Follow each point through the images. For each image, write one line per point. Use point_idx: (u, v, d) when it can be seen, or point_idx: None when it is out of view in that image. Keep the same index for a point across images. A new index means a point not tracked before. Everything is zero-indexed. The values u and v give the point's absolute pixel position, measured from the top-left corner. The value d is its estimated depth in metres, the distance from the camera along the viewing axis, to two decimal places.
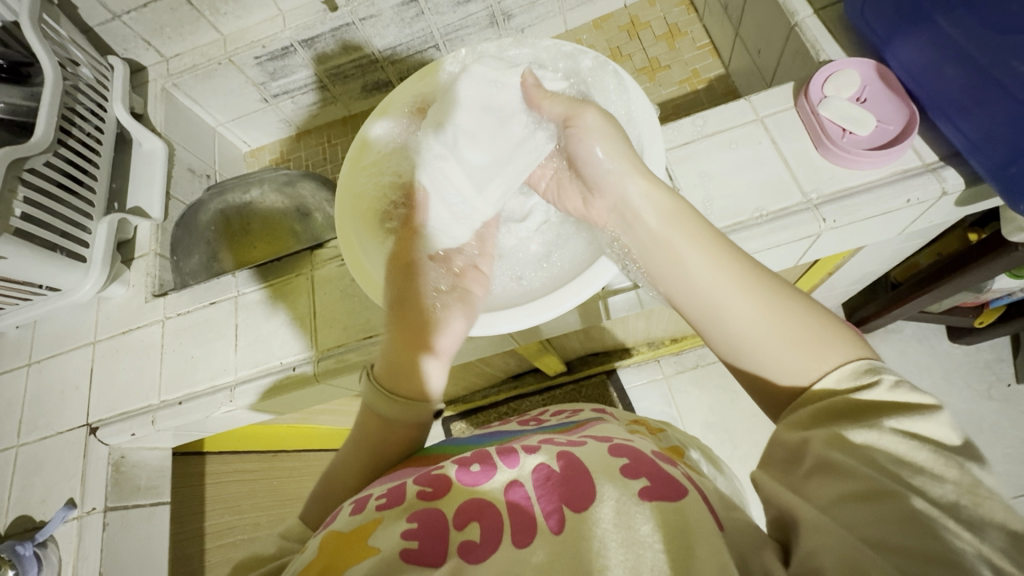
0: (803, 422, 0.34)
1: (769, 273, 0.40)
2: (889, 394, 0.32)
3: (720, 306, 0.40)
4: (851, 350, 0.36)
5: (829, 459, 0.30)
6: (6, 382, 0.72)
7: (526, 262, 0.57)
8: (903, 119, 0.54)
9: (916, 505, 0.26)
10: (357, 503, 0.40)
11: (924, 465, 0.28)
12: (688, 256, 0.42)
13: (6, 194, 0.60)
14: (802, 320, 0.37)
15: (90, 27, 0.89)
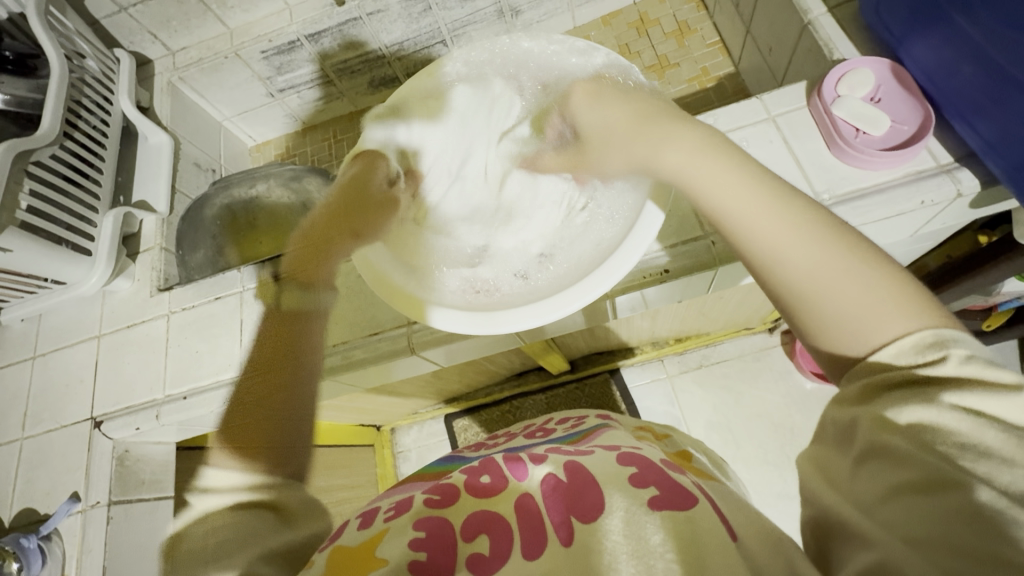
0: (853, 397, 0.31)
1: (829, 221, 0.35)
2: (955, 369, 0.28)
3: (765, 261, 0.35)
4: (922, 316, 0.31)
5: (881, 444, 0.28)
6: (12, 374, 0.72)
7: (535, 261, 0.56)
8: (918, 119, 0.53)
9: (979, 499, 0.24)
10: (364, 517, 0.40)
11: (991, 447, 0.25)
12: (730, 203, 0.37)
13: (11, 187, 0.60)
14: (865, 275, 0.32)
15: (97, 20, 0.89)
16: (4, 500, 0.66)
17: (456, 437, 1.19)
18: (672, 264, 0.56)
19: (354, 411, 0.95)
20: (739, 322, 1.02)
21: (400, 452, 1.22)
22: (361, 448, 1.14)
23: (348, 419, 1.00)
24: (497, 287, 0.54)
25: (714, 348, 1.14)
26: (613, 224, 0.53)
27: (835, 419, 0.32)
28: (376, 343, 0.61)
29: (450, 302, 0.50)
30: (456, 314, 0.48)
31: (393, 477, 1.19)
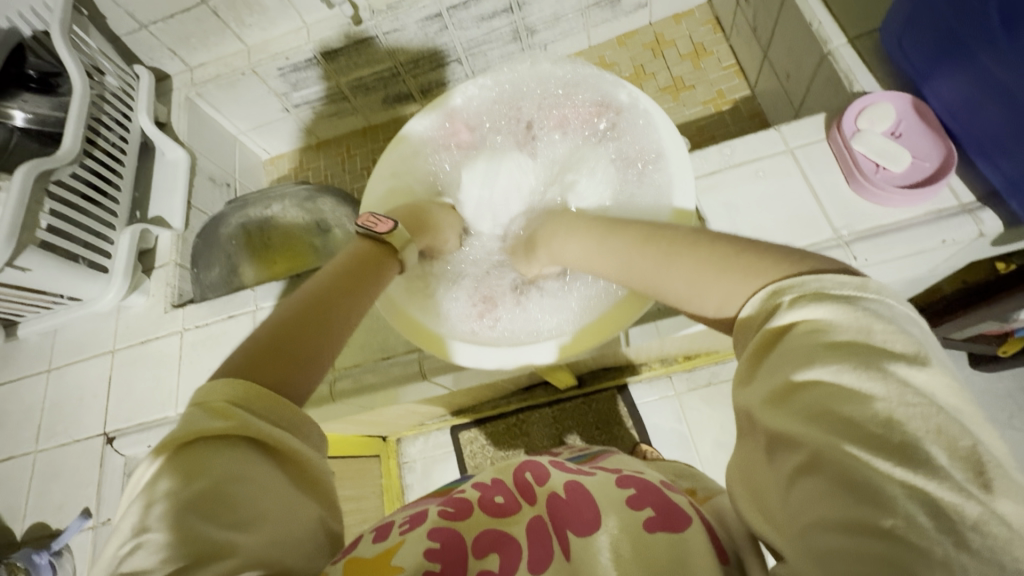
0: (741, 379, 0.28)
1: (660, 228, 0.40)
2: (798, 311, 0.26)
3: (630, 284, 0.41)
4: (748, 272, 0.30)
5: (769, 427, 0.25)
6: (27, 387, 0.73)
7: (544, 298, 0.58)
8: (940, 156, 0.53)
9: (849, 455, 0.21)
10: (378, 532, 0.38)
11: (852, 386, 0.23)
12: (590, 263, 0.47)
13: (32, 207, 0.61)
14: (682, 260, 0.35)
15: (118, 37, 0.90)
16: (16, 513, 0.66)
17: (462, 450, 1.19)
18: None
19: (361, 424, 0.95)
20: None
21: (405, 463, 1.22)
22: (368, 459, 1.14)
23: (356, 431, 1.00)
24: (496, 322, 0.56)
25: (723, 366, 1.12)
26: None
27: (735, 409, 0.28)
28: (387, 366, 0.61)
29: (465, 337, 0.51)
30: (466, 349, 0.48)
31: (398, 489, 1.19)
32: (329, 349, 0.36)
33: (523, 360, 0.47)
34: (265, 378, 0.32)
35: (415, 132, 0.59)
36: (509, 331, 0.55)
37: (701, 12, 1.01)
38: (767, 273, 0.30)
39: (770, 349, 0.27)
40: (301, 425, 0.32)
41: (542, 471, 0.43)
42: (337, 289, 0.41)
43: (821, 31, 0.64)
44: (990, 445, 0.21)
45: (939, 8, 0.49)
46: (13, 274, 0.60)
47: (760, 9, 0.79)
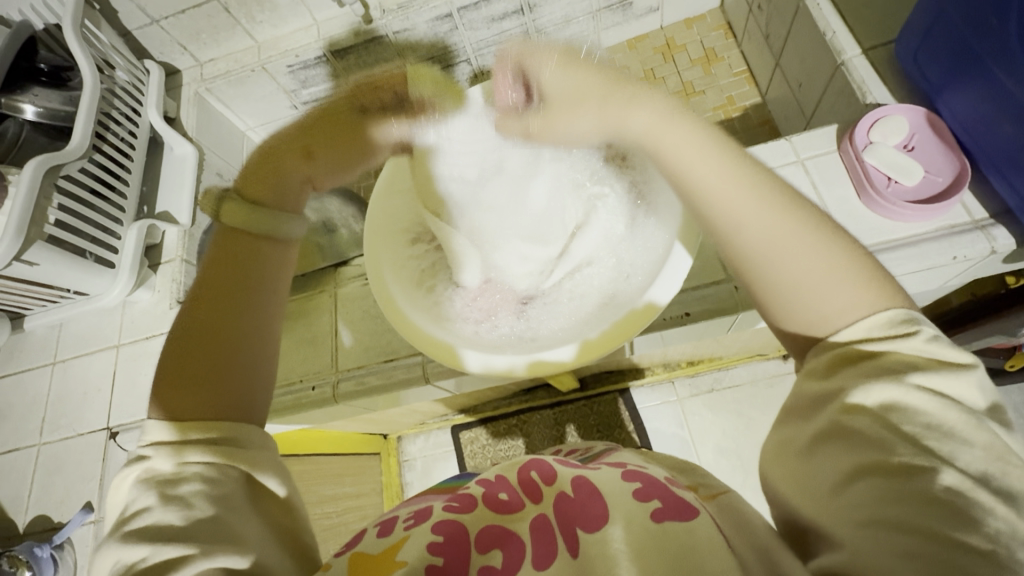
0: (818, 373, 0.31)
1: (790, 190, 0.36)
2: (926, 347, 0.29)
3: (722, 218, 0.36)
4: (873, 293, 0.31)
5: (844, 424, 0.27)
6: (32, 380, 0.74)
7: (546, 301, 0.54)
8: (953, 171, 0.52)
9: (944, 482, 0.24)
10: (383, 526, 0.39)
11: (955, 426, 0.25)
12: (702, 174, 0.37)
13: (41, 201, 0.61)
14: (816, 242, 0.33)
15: (128, 31, 0.91)
16: (19, 505, 0.67)
17: (462, 450, 1.19)
18: (693, 307, 0.56)
19: (363, 422, 0.96)
20: (754, 349, 1.00)
21: (406, 461, 1.22)
22: (368, 457, 1.14)
23: (357, 429, 1.00)
24: (492, 327, 0.53)
25: (726, 372, 1.12)
26: (626, 283, 0.51)
27: (798, 398, 0.32)
28: (391, 370, 0.61)
29: (476, 343, 0.50)
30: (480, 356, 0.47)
31: (397, 487, 1.19)
32: (244, 354, 0.40)
33: (537, 362, 0.46)
34: (183, 404, 0.36)
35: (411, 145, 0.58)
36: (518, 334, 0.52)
37: (712, 17, 1.00)
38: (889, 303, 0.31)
39: (862, 361, 0.29)
40: (228, 425, 0.36)
41: (546, 469, 0.44)
42: (220, 289, 0.42)
43: (834, 41, 0.63)
44: (1014, 478, 0.24)
45: (954, 24, 0.49)
46: (21, 269, 0.60)
47: (773, 16, 0.79)
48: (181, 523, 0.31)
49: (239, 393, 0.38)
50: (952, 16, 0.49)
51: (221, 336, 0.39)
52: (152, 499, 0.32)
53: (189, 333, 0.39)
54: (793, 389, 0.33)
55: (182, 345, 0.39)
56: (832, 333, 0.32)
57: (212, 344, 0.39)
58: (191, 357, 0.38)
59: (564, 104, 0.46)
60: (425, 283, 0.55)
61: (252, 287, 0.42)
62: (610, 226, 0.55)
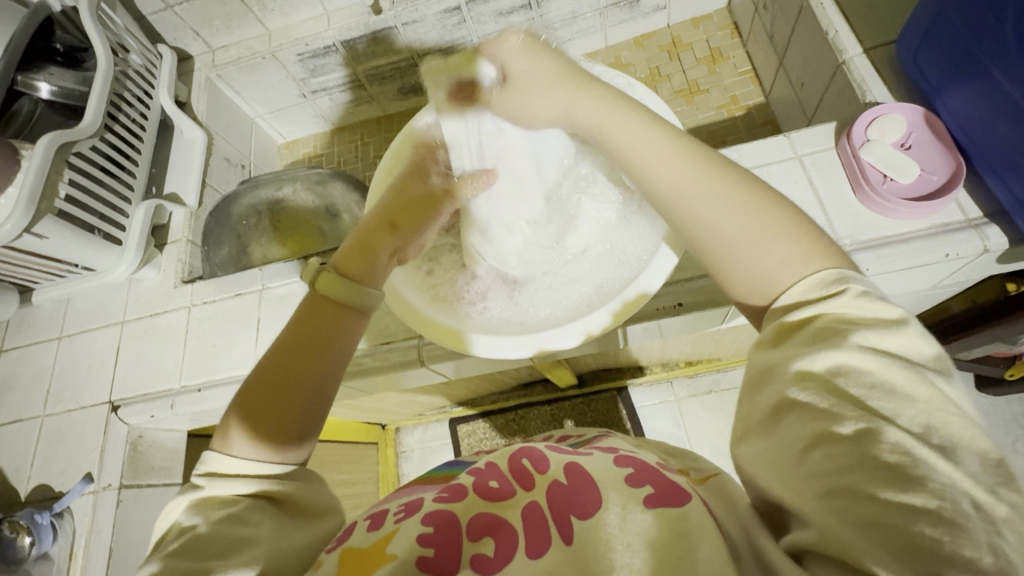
0: (767, 341, 0.31)
1: (728, 165, 0.37)
2: (856, 302, 0.29)
3: (667, 199, 0.38)
4: (806, 258, 0.33)
5: (793, 397, 0.28)
6: (38, 353, 0.75)
7: (540, 285, 0.55)
8: (948, 170, 0.52)
9: (889, 438, 0.24)
10: (373, 519, 0.39)
11: (897, 383, 0.26)
12: (638, 154, 0.39)
13: (52, 176, 0.62)
14: (750, 214, 0.34)
15: (143, 16, 0.93)
16: (21, 474, 0.68)
17: (459, 442, 1.19)
18: (685, 297, 0.57)
19: (361, 410, 0.97)
20: None
21: (403, 452, 1.23)
22: (365, 446, 1.15)
23: (356, 416, 1.01)
24: (485, 309, 0.54)
25: (725, 374, 1.12)
26: (619, 268, 0.52)
27: (747, 368, 0.32)
28: (387, 352, 0.62)
29: (483, 329, 0.50)
30: (500, 342, 0.47)
31: (394, 477, 1.21)
32: (311, 407, 0.40)
33: (544, 347, 0.46)
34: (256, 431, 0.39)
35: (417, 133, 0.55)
36: (521, 316, 0.53)
37: (719, 17, 1.01)
38: (825, 264, 0.32)
39: (808, 323, 0.30)
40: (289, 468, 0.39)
41: (538, 456, 0.43)
42: (297, 352, 0.40)
43: (836, 40, 0.64)
44: (955, 426, 0.24)
45: (954, 23, 0.49)
46: (31, 241, 0.62)
47: (778, 17, 0.79)
48: (218, 536, 0.34)
49: (298, 435, 0.39)
50: (953, 17, 0.49)
51: (289, 391, 0.39)
52: (196, 519, 0.35)
53: (260, 386, 0.40)
54: (748, 359, 0.33)
55: (253, 394, 0.40)
56: (775, 302, 0.33)
57: (281, 400, 0.39)
58: (261, 412, 0.39)
59: (523, 85, 0.46)
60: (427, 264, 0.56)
61: (337, 342, 0.42)
62: (602, 210, 0.56)
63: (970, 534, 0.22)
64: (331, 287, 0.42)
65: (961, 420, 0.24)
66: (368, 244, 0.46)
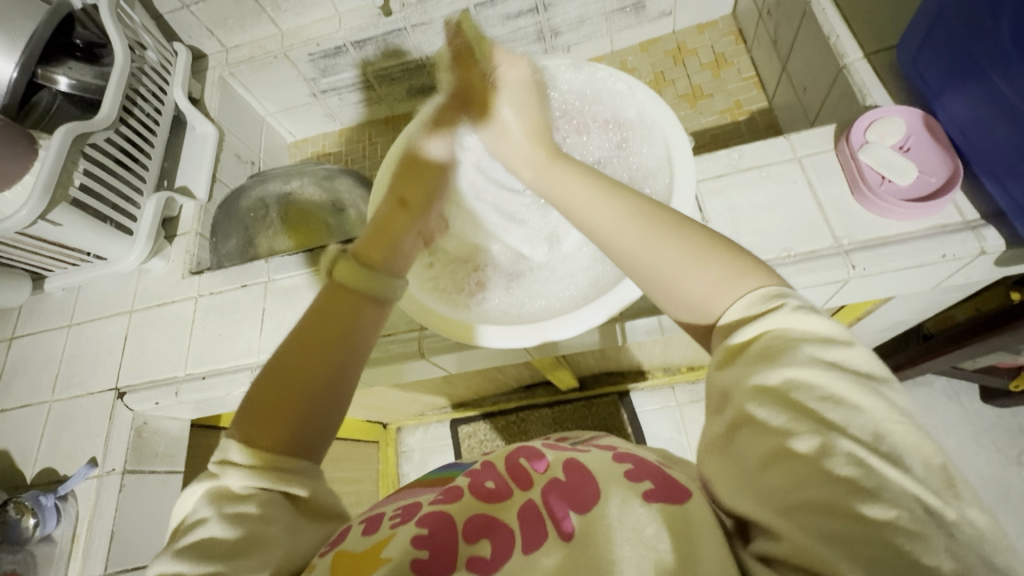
0: (717, 363, 0.31)
1: (659, 204, 0.39)
2: (792, 315, 0.30)
3: (610, 241, 0.39)
4: (736, 283, 0.33)
5: (753, 413, 0.27)
6: (47, 339, 0.77)
7: (539, 277, 0.56)
8: (946, 172, 0.53)
9: (840, 451, 0.25)
10: (369, 522, 0.38)
11: (843, 396, 0.26)
12: (573, 199, 0.43)
13: (67, 165, 0.64)
14: (679, 252, 0.36)
15: (161, 14, 0.96)
16: (28, 457, 0.69)
17: (460, 443, 1.20)
18: None
19: (363, 407, 0.97)
20: None
21: (404, 451, 1.24)
22: (367, 443, 1.16)
23: (358, 413, 1.02)
24: (486, 299, 0.55)
25: None
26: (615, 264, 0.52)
27: (709, 389, 0.32)
28: (388, 343, 0.63)
29: (492, 320, 0.50)
30: (508, 331, 0.48)
31: (394, 476, 1.21)
32: (331, 400, 0.39)
33: (545, 339, 0.46)
34: (263, 435, 0.37)
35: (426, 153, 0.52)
36: (518, 308, 0.53)
37: (724, 23, 1.02)
38: (757, 283, 0.33)
39: (751, 343, 0.30)
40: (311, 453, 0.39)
41: (535, 455, 0.43)
42: (322, 338, 0.40)
43: (838, 44, 0.64)
44: (898, 434, 0.25)
45: (952, 26, 0.50)
46: (45, 228, 0.64)
47: (782, 22, 0.80)
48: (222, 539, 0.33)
49: (305, 441, 0.38)
50: (952, 21, 0.50)
51: (314, 379, 0.39)
52: (210, 512, 0.34)
53: (280, 375, 0.39)
54: (708, 383, 0.32)
55: (273, 378, 0.39)
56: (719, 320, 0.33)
57: (303, 388, 0.38)
58: (273, 412, 0.38)
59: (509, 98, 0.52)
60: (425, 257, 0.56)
61: (356, 339, 0.41)
62: None
63: (927, 540, 0.22)
64: (351, 276, 0.43)
65: (903, 428, 0.25)
66: (390, 228, 0.47)
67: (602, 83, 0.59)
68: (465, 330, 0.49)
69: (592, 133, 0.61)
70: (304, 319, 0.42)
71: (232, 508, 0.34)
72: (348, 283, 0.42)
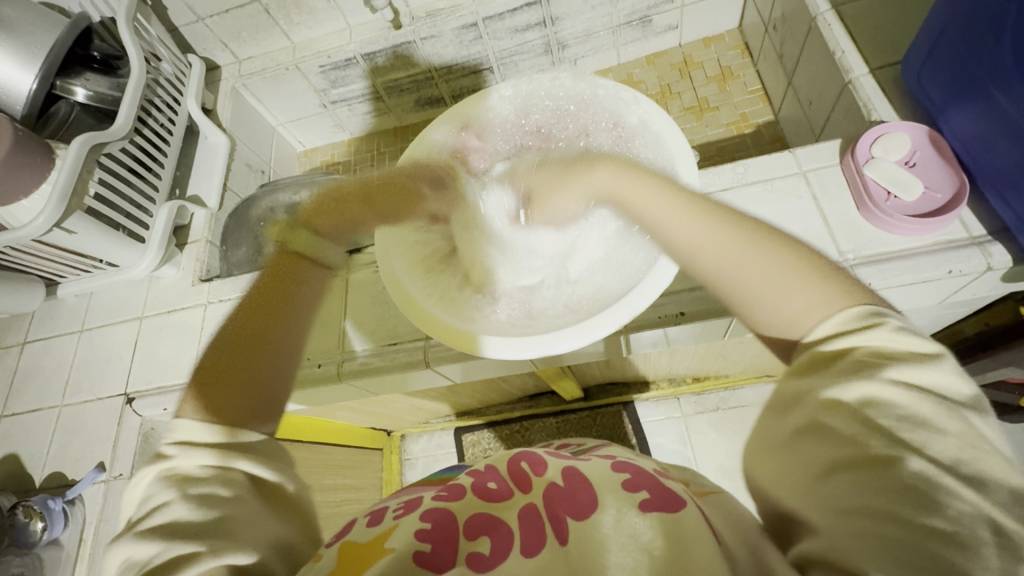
0: (800, 367, 0.32)
1: (740, 217, 0.40)
2: (892, 336, 0.30)
3: (688, 256, 0.41)
4: (830, 293, 0.34)
5: (825, 421, 0.29)
6: (59, 344, 0.78)
7: (545, 289, 0.56)
8: (951, 188, 0.53)
9: (914, 467, 0.25)
10: (373, 516, 0.40)
11: (928, 417, 0.27)
12: (649, 207, 0.45)
13: (83, 174, 0.65)
14: (772, 259, 0.36)
15: (176, 27, 0.98)
16: (37, 461, 0.70)
17: (464, 452, 1.19)
18: (687, 307, 0.56)
19: (367, 415, 0.97)
20: (760, 368, 1.00)
21: (406, 459, 1.24)
22: (371, 450, 1.16)
23: (363, 421, 1.02)
24: (492, 312, 0.54)
25: (732, 393, 1.11)
26: (618, 276, 0.52)
27: (779, 390, 0.33)
28: (394, 353, 0.64)
29: (497, 331, 0.50)
30: (509, 342, 0.47)
31: (397, 484, 1.21)
32: (272, 351, 0.42)
33: (547, 353, 0.47)
34: (211, 400, 0.39)
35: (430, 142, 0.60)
36: (530, 319, 0.53)
37: (730, 37, 1.03)
38: (847, 300, 0.34)
39: (846, 352, 0.31)
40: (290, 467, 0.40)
41: (537, 459, 0.44)
42: (269, 301, 0.45)
43: (843, 60, 0.65)
44: (987, 462, 0.25)
45: (956, 43, 0.51)
46: (60, 236, 0.65)
47: (788, 37, 0.81)
48: (191, 521, 0.33)
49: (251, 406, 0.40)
50: (955, 38, 0.50)
51: (256, 334, 0.43)
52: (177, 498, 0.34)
53: (225, 338, 0.43)
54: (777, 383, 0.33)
55: (222, 344, 0.42)
56: (802, 331, 0.34)
57: (244, 341, 0.42)
58: (217, 378, 0.40)
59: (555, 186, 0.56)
60: (429, 262, 0.57)
61: (294, 300, 0.46)
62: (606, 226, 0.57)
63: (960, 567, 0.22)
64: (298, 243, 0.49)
65: (992, 457, 0.25)
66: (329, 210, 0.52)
67: (604, 93, 0.60)
68: (472, 342, 0.48)
69: (593, 131, 0.62)
70: (253, 288, 0.46)
71: (195, 489, 0.34)
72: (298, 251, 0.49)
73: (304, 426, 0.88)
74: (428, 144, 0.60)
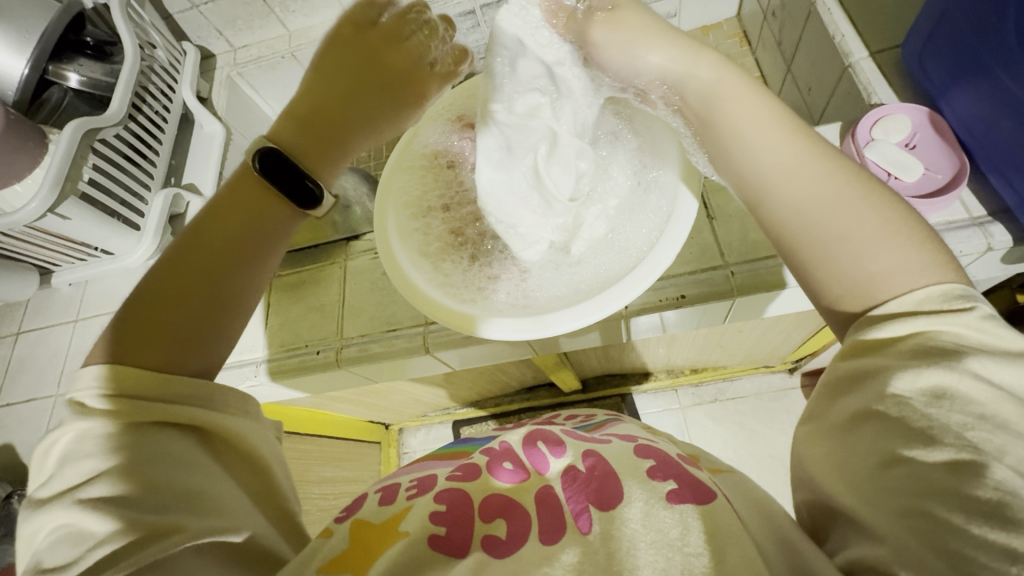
0: (867, 341, 0.32)
1: (849, 160, 0.36)
2: (981, 323, 0.29)
3: (778, 182, 0.37)
4: (927, 264, 0.32)
5: (877, 409, 0.29)
6: (54, 334, 0.77)
7: (545, 274, 0.55)
8: (952, 170, 0.53)
9: (997, 476, 0.25)
10: (385, 493, 0.40)
11: (1007, 419, 0.26)
12: (749, 114, 0.39)
13: (78, 160, 0.64)
14: (876, 211, 0.33)
15: (171, 15, 0.97)
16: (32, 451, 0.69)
17: None
18: (688, 290, 0.56)
19: (365, 407, 0.97)
20: (758, 358, 1.00)
21: (405, 453, 1.23)
22: (369, 444, 1.16)
23: (361, 413, 1.01)
24: (494, 292, 0.54)
25: (730, 384, 1.12)
26: (620, 256, 0.52)
27: (845, 365, 0.33)
28: (395, 339, 0.63)
29: (498, 312, 0.49)
30: (506, 320, 0.47)
31: None
32: (216, 308, 0.38)
33: (545, 331, 0.46)
34: (150, 363, 0.36)
35: (420, 135, 0.60)
36: (533, 300, 0.52)
37: (729, 25, 1.03)
38: (942, 278, 0.32)
39: (923, 332, 0.30)
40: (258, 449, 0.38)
41: (554, 439, 0.45)
42: (204, 243, 0.39)
43: (843, 43, 0.65)
44: None
45: (958, 24, 0.50)
46: (55, 222, 0.64)
47: (786, 24, 0.81)
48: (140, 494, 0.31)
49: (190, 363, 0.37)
50: (957, 19, 0.50)
51: (199, 291, 0.38)
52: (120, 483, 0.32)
53: (158, 288, 0.38)
54: (844, 354, 0.33)
55: (147, 289, 0.38)
56: (883, 300, 0.32)
57: (178, 295, 0.37)
58: (151, 331, 0.36)
59: (628, 17, 0.46)
60: (432, 240, 0.57)
61: (242, 254, 0.40)
62: (605, 211, 0.56)
63: None
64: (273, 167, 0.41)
65: None
66: (336, 118, 0.43)
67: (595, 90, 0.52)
68: (465, 321, 0.48)
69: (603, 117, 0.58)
70: (191, 225, 0.40)
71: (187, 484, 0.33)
72: (252, 175, 0.41)
73: (303, 419, 0.88)
74: (419, 141, 0.60)
